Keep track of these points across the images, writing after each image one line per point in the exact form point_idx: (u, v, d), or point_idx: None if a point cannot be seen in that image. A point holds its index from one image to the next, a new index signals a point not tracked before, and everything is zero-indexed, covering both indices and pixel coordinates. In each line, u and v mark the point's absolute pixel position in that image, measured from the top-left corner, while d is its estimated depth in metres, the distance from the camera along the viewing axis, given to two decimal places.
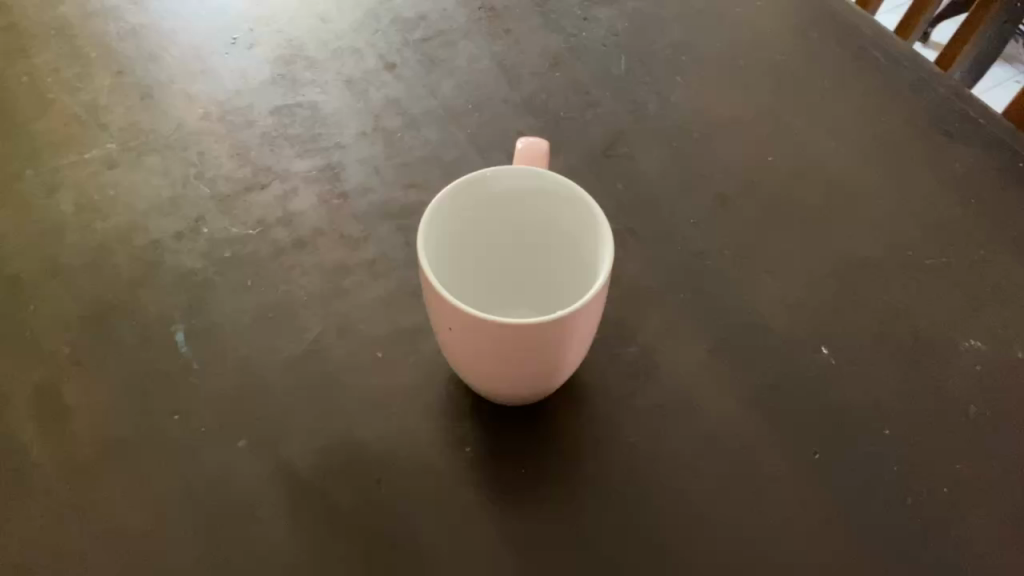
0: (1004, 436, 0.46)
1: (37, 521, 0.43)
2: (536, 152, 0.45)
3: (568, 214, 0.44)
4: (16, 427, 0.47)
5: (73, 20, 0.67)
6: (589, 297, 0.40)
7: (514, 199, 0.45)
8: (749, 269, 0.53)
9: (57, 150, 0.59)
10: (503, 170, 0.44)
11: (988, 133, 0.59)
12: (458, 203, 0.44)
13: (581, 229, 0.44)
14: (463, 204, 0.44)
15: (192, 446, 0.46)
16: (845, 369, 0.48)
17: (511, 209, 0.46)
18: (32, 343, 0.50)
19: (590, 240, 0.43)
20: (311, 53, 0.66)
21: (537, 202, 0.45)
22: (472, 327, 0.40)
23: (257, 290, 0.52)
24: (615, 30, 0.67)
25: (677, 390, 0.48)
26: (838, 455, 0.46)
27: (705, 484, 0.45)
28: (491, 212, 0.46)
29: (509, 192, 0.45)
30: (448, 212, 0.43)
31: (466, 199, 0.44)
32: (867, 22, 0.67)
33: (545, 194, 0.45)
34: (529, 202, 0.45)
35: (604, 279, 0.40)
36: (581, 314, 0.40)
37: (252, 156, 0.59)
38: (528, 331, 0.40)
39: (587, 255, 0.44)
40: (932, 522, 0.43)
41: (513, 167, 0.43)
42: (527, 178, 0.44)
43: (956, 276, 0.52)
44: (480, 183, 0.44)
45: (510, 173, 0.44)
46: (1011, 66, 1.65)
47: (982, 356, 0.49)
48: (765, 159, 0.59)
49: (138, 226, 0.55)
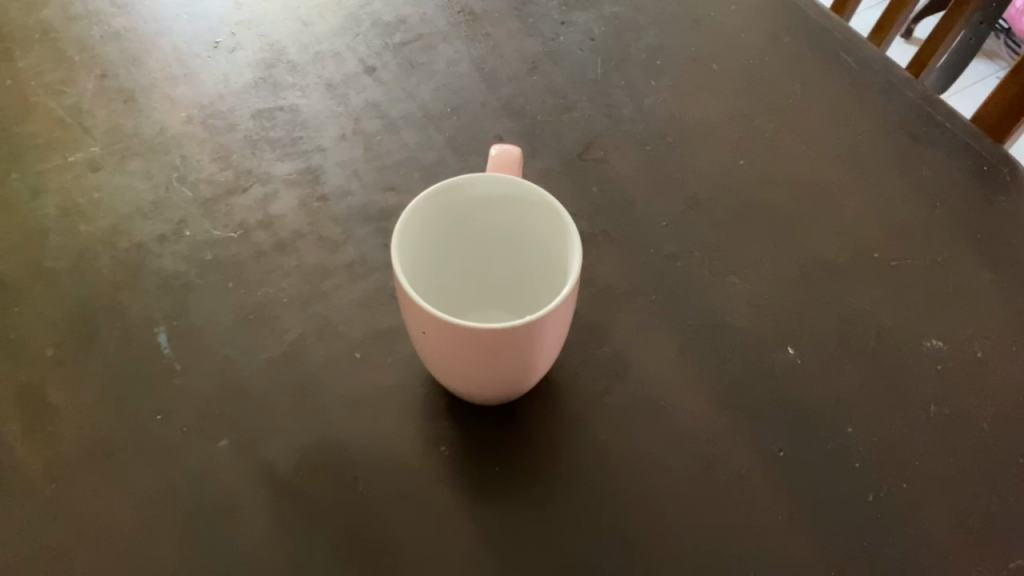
0: (959, 433, 0.49)
1: (25, 521, 0.45)
2: (509, 159, 0.46)
3: (540, 220, 0.45)
4: (3, 430, 0.48)
5: (57, 23, 0.68)
6: (558, 302, 0.40)
7: (488, 205, 0.46)
8: (718, 272, 0.55)
9: (41, 154, 0.60)
10: (476, 177, 0.44)
11: (953, 137, 0.61)
12: (431, 209, 0.44)
13: (553, 235, 0.44)
14: (437, 210, 0.45)
15: (174, 447, 0.48)
16: (809, 369, 0.51)
17: (485, 215, 0.46)
18: (19, 347, 0.51)
19: (561, 246, 0.44)
20: (292, 57, 0.66)
21: (510, 208, 0.46)
22: (444, 331, 0.41)
23: (238, 291, 0.54)
24: (591, 34, 0.68)
25: (648, 391, 0.50)
26: (803, 452, 0.48)
27: (675, 481, 0.47)
28: (465, 217, 0.46)
29: (482, 199, 0.45)
30: (421, 218, 0.44)
31: (440, 205, 0.44)
32: (838, 26, 0.68)
33: (517, 200, 0.45)
34: (502, 208, 0.46)
35: (573, 285, 0.41)
36: (551, 319, 0.41)
37: (235, 159, 0.60)
38: (499, 336, 0.41)
39: (559, 261, 0.45)
40: (891, 517, 0.46)
41: (486, 174, 0.44)
42: (500, 185, 0.44)
43: (918, 278, 0.55)
44: (453, 189, 0.44)
45: (483, 179, 0.44)
46: (991, 63, 1.67)
47: (942, 356, 0.52)
48: (736, 163, 0.61)
49: (122, 230, 0.56)
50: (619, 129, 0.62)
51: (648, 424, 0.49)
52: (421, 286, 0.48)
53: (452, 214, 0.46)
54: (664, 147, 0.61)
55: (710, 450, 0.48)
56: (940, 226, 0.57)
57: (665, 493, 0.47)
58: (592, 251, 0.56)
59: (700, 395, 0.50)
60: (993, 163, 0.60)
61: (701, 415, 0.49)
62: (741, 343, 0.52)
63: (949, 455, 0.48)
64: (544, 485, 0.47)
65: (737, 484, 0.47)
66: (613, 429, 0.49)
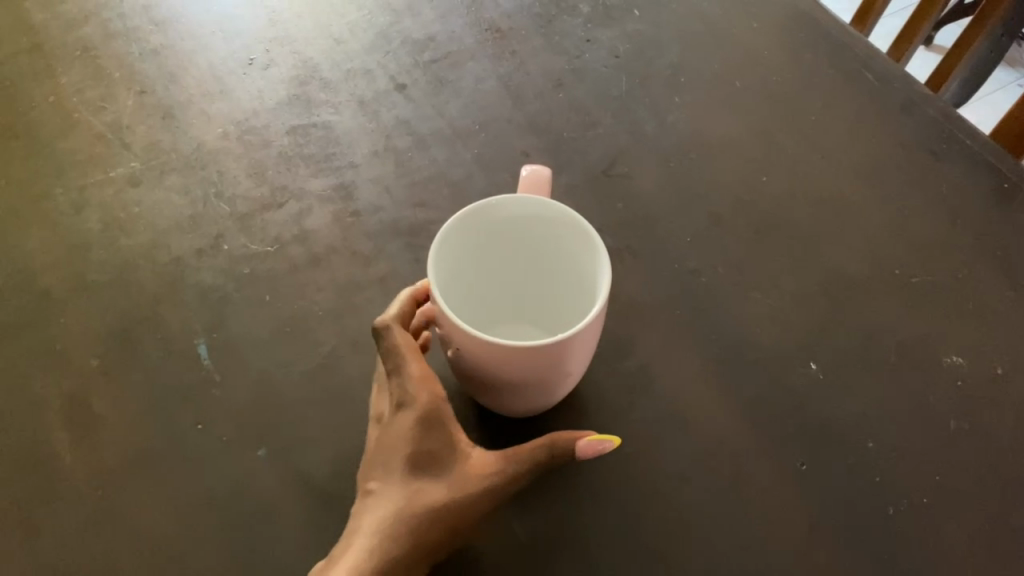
0: (978, 449, 0.50)
1: (72, 526, 0.47)
2: (539, 181, 0.48)
3: (573, 242, 0.46)
4: (50, 438, 0.50)
5: (96, 41, 0.70)
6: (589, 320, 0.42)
7: (523, 225, 0.47)
8: (741, 287, 0.56)
9: (83, 169, 0.62)
10: (508, 199, 0.45)
11: (974, 155, 0.62)
12: (468, 228, 0.46)
13: (585, 256, 0.46)
14: (471, 229, 0.46)
15: (214, 455, 0.49)
16: (830, 385, 0.52)
17: (520, 234, 0.48)
18: (63, 357, 0.53)
19: (591, 266, 0.45)
20: (325, 74, 0.68)
21: (542, 227, 0.47)
22: (478, 349, 0.42)
23: (275, 305, 0.55)
24: (616, 51, 0.70)
25: (671, 404, 0.52)
26: (824, 465, 0.49)
27: (698, 494, 0.48)
28: (501, 235, 0.48)
29: (519, 219, 0.47)
30: (455, 237, 0.45)
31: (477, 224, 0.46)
32: (860, 43, 0.69)
33: (548, 220, 0.46)
34: (536, 229, 0.47)
35: (603, 305, 0.42)
36: (581, 338, 0.42)
37: (270, 175, 0.62)
38: (530, 352, 0.42)
39: (591, 281, 0.46)
40: (909, 530, 0.47)
41: (520, 195, 0.45)
42: (531, 206, 0.46)
43: (939, 295, 0.56)
44: (487, 209, 0.45)
45: (515, 202, 0.45)
46: (1012, 70, 1.66)
47: (962, 371, 0.53)
48: (758, 180, 0.62)
49: (161, 244, 0.58)
50: (643, 145, 0.63)
51: (672, 437, 0.50)
52: (454, 301, 0.49)
53: (488, 232, 0.47)
54: (685, 165, 0.62)
55: (733, 462, 0.50)
56: (960, 244, 0.58)
57: (689, 504, 0.48)
58: (617, 266, 0.57)
59: (723, 408, 0.51)
60: (1013, 181, 0.61)
61: (724, 428, 0.51)
62: (764, 358, 0.53)
63: (968, 470, 0.49)
64: (570, 495, 0.48)
65: (758, 496, 0.48)
66: (637, 441, 0.50)
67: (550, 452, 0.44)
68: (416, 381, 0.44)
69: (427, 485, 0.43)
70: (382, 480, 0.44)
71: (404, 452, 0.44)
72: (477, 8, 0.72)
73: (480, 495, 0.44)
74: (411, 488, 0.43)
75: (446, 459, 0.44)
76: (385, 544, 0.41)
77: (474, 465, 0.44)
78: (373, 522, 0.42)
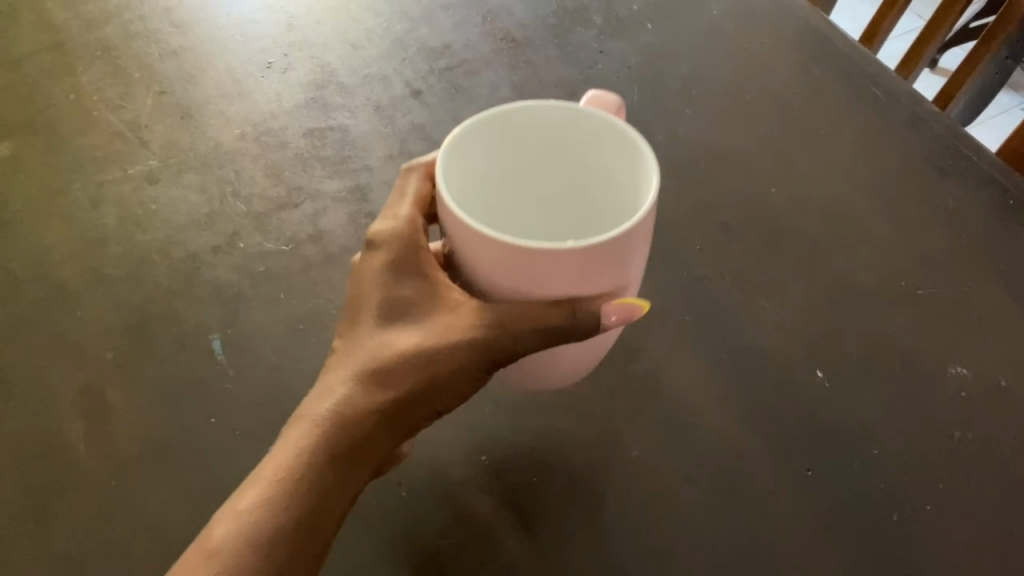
0: (981, 458, 0.51)
1: (84, 515, 0.48)
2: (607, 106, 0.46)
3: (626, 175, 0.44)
4: (64, 428, 0.51)
5: (117, 41, 0.71)
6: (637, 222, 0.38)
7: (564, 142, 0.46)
8: (749, 295, 0.57)
9: (101, 165, 0.63)
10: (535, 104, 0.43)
11: (980, 171, 0.63)
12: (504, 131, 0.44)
13: (622, 168, 0.44)
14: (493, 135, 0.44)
15: (227, 448, 0.50)
16: (836, 392, 0.53)
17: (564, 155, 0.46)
18: (79, 349, 0.54)
19: (630, 178, 0.43)
20: (342, 79, 0.69)
21: (571, 136, 0.45)
22: (507, 257, 0.39)
23: (289, 302, 0.56)
24: (628, 63, 0.71)
25: (678, 409, 0.52)
26: (829, 471, 0.50)
27: (703, 496, 0.49)
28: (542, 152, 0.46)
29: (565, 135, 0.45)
30: (475, 142, 0.43)
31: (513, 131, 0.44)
32: (869, 60, 0.70)
33: (580, 130, 0.44)
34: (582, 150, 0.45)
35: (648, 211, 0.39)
36: (624, 243, 0.39)
37: (286, 176, 0.63)
38: (547, 259, 0.38)
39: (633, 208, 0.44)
40: (914, 537, 0.48)
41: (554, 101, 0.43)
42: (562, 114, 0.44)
43: (944, 308, 0.57)
44: (511, 116, 0.44)
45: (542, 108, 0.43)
46: (1017, 94, 1.67)
47: (966, 383, 0.54)
48: (767, 191, 0.63)
49: (177, 240, 0.59)
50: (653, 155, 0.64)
51: (678, 441, 0.51)
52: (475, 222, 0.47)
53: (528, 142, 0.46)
54: (695, 175, 0.63)
55: (740, 468, 0.50)
56: (966, 258, 0.59)
57: (696, 507, 0.49)
58: None
59: (730, 414, 0.52)
60: (1019, 198, 0.62)
61: (731, 433, 0.51)
62: (771, 365, 0.54)
63: (971, 479, 0.50)
64: (578, 495, 0.49)
65: (763, 500, 0.49)
66: (645, 444, 0.51)
67: (576, 315, 0.41)
68: (394, 230, 0.45)
69: (398, 335, 0.43)
70: (355, 333, 0.44)
71: (372, 304, 0.44)
72: (492, 18, 0.73)
73: (460, 347, 0.42)
74: (380, 336, 0.43)
75: (419, 307, 0.43)
76: (343, 398, 0.42)
77: (450, 311, 0.43)
78: (334, 375, 0.43)
